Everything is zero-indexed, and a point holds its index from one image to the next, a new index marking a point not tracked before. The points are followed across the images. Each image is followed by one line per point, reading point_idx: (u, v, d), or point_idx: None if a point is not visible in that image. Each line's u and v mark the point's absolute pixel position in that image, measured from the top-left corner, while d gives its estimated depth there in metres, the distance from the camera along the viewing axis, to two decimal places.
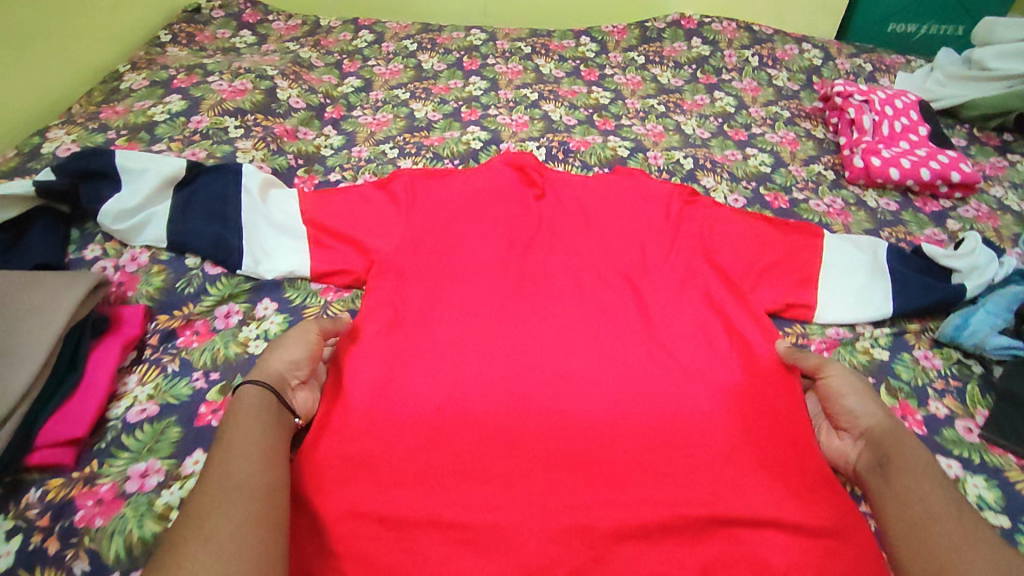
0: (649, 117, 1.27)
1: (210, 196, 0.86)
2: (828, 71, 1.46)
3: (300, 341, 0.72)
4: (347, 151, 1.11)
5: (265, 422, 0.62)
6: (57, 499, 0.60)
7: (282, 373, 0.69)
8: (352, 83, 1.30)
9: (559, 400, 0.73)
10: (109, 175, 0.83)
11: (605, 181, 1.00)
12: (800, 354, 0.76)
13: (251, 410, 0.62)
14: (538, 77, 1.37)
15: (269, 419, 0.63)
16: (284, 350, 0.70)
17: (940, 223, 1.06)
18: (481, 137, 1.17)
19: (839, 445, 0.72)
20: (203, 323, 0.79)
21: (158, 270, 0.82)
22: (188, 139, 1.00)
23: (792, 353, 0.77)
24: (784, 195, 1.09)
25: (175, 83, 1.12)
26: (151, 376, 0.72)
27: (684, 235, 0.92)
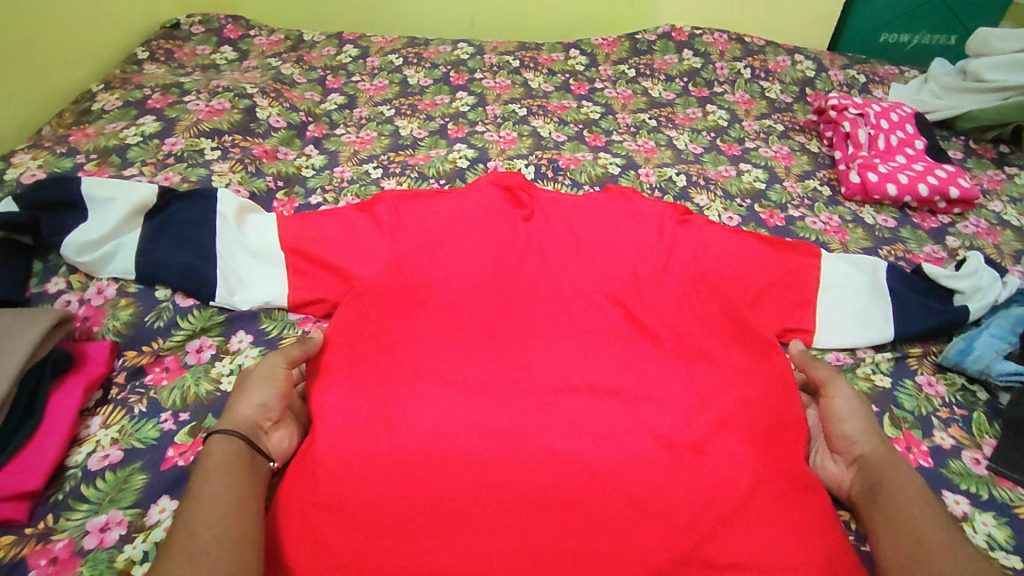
0: (640, 133, 1.24)
1: (182, 223, 0.83)
2: (821, 83, 1.44)
3: (269, 377, 0.69)
4: (329, 171, 1.07)
5: (238, 465, 0.60)
6: (8, 559, 0.56)
7: (254, 418, 0.66)
8: (335, 100, 1.27)
9: (549, 435, 0.69)
10: (74, 204, 0.80)
11: (596, 200, 0.97)
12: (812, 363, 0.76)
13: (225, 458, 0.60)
14: (526, 92, 1.34)
15: (243, 466, 0.60)
16: (252, 393, 0.67)
17: (939, 240, 1.03)
18: (468, 155, 1.14)
19: (834, 471, 0.69)
20: (174, 359, 0.75)
21: (126, 303, 0.78)
22: (161, 162, 0.96)
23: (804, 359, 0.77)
24: (779, 213, 1.07)
25: (150, 104, 1.08)
26: (116, 419, 0.68)
27: (678, 256, 0.89)
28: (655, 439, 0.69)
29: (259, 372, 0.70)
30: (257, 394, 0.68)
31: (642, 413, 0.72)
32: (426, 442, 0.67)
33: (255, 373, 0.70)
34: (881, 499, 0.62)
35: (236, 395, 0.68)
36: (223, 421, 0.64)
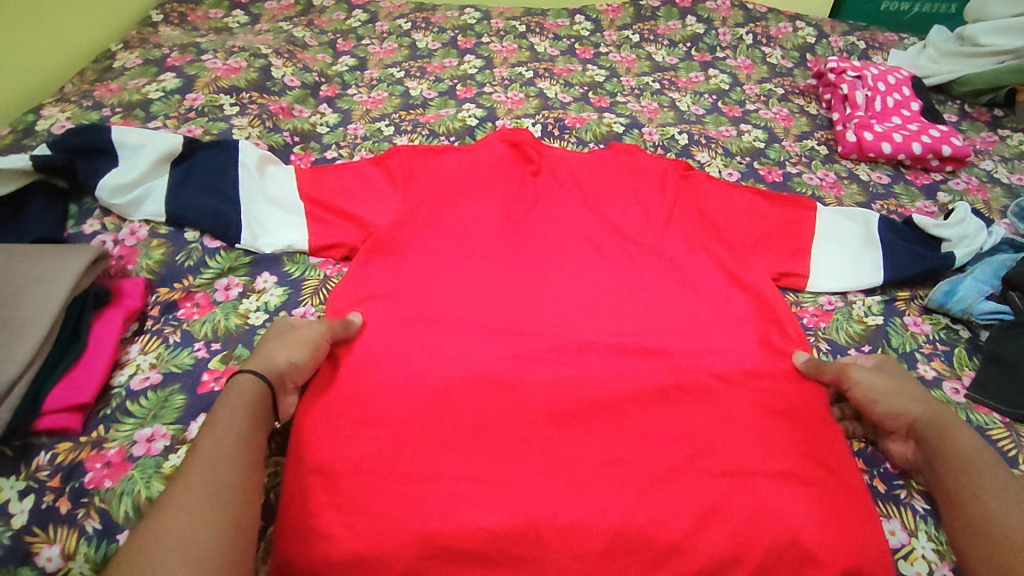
0: (644, 95, 1.27)
1: (207, 171, 0.87)
2: (821, 49, 1.47)
3: (306, 344, 0.69)
4: (343, 128, 1.11)
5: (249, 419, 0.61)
6: (67, 462, 0.62)
7: (283, 373, 0.67)
8: (346, 62, 1.30)
9: (558, 364, 0.74)
10: (107, 150, 0.84)
11: (601, 158, 1.01)
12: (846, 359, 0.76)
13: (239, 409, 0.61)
14: (533, 56, 1.37)
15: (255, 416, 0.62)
16: (289, 350, 0.68)
17: (931, 196, 1.07)
18: (476, 114, 1.17)
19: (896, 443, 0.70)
20: (204, 296, 0.79)
21: (157, 243, 0.82)
22: (183, 117, 1.00)
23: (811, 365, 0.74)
24: (777, 169, 1.11)
25: (169, 62, 1.11)
26: (153, 346, 0.73)
27: (680, 208, 0.93)
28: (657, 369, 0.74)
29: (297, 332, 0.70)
30: (290, 352, 0.68)
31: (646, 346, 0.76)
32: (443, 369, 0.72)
33: (293, 330, 0.71)
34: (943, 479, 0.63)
35: (272, 345, 0.68)
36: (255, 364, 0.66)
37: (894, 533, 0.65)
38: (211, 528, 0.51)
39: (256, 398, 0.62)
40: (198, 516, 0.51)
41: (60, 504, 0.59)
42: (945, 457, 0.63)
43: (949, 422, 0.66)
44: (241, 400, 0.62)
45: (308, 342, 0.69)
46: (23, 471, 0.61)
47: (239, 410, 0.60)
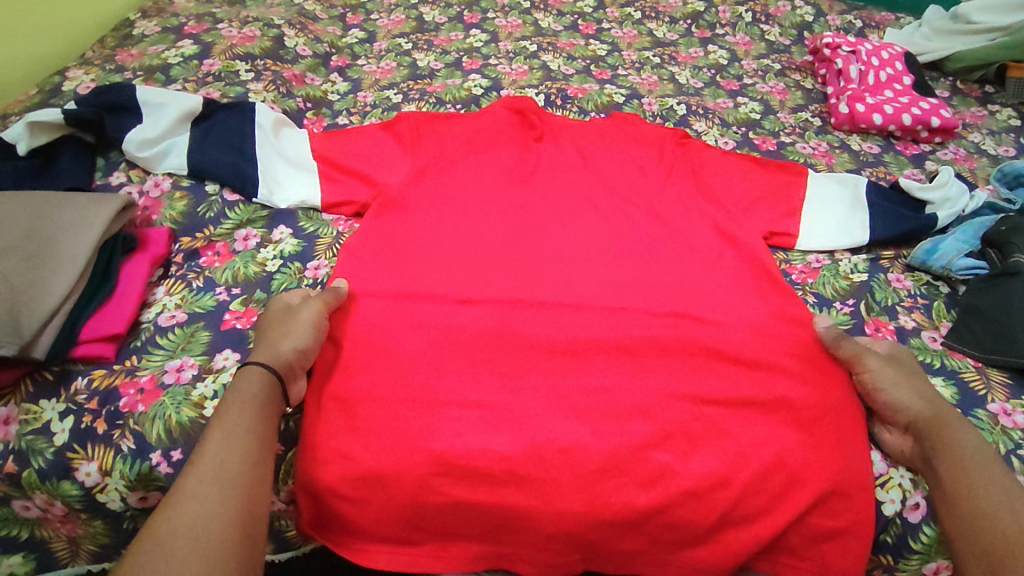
0: (644, 68, 1.31)
1: (225, 130, 0.91)
2: (819, 27, 1.50)
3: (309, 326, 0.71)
4: (353, 95, 1.15)
5: (258, 407, 0.63)
6: (102, 387, 0.68)
7: (289, 361, 0.68)
8: (356, 35, 1.34)
9: (559, 307, 0.79)
10: (131, 108, 0.90)
11: (602, 126, 1.04)
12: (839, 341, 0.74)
13: (247, 400, 0.63)
14: (536, 30, 1.41)
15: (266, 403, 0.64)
16: (293, 335, 0.70)
17: (919, 165, 1.11)
18: (482, 84, 1.21)
19: (886, 436, 0.71)
20: (224, 245, 0.84)
21: (180, 196, 0.87)
22: (202, 81, 1.05)
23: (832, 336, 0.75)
24: (772, 139, 1.15)
25: (186, 30, 1.16)
26: (177, 289, 0.78)
27: (677, 172, 0.97)
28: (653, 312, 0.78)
29: (297, 314, 0.71)
30: (291, 338, 0.69)
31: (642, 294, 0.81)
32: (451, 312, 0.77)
33: (294, 312, 0.72)
34: (938, 474, 0.65)
35: (274, 332, 0.69)
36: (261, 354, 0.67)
37: (878, 462, 0.71)
38: (212, 520, 0.54)
39: (263, 390, 0.64)
40: (201, 500, 0.55)
41: (97, 425, 0.66)
42: (945, 455, 0.65)
43: (950, 421, 0.67)
44: (246, 391, 0.64)
45: (306, 325, 0.70)
46: (63, 394, 0.67)
47: (243, 402, 0.63)
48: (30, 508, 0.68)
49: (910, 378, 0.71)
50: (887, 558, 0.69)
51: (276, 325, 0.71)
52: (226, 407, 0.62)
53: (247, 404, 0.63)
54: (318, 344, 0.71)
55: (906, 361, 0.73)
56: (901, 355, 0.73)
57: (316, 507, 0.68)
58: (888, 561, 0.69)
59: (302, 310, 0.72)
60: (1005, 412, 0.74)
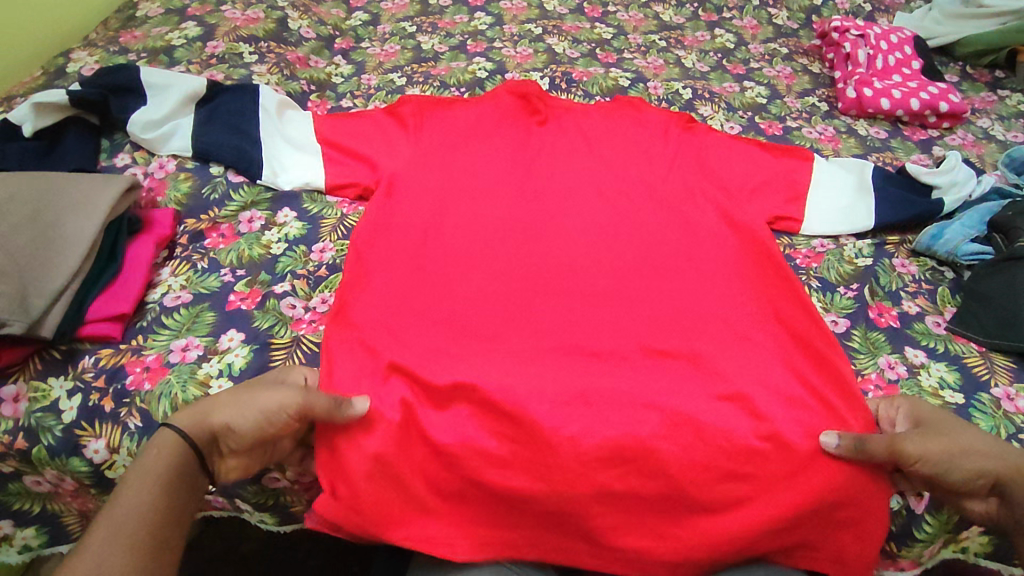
0: (650, 52, 1.30)
1: (229, 112, 0.91)
2: (828, 11, 1.48)
3: (258, 409, 0.61)
4: (357, 79, 1.15)
5: (159, 483, 0.57)
6: (109, 366, 0.69)
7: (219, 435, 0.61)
8: (360, 17, 1.33)
9: (561, 290, 0.79)
10: (135, 89, 0.90)
11: (606, 110, 1.04)
12: (863, 443, 0.64)
13: (147, 475, 0.57)
14: (541, 14, 1.40)
15: (170, 480, 0.58)
16: (235, 410, 0.62)
17: (926, 150, 1.10)
18: (486, 68, 1.21)
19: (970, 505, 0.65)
20: (229, 227, 0.84)
21: (185, 177, 0.87)
22: (205, 63, 1.04)
23: (850, 446, 0.65)
24: (778, 124, 1.14)
25: (190, 12, 1.15)
26: (183, 270, 0.78)
27: (681, 156, 0.96)
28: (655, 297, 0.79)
29: (265, 390, 0.63)
30: (237, 408, 0.62)
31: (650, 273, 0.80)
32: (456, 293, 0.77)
33: (265, 385, 0.64)
34: None
35: (226, 396, 0.63)
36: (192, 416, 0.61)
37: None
38: None
39: (170, 464, 0.59)
40: None
41: (104, 403, 0.67)
42: None
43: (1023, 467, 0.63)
44: (157, 462, 0.59)
45: (263, 404, 0.62)
46: (70, 372, 0.68)
47: (149, 476, 0.57)
48: (40, 484, 0.70)
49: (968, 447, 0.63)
50: (892, 545, 0.70)
51: (236, 391, 0.63)
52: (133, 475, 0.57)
53: (153, 479, 0.57)
54: (260, 433, 0.62)
55: (933, 419, 0.67)
56: (926, 417, 0.67)
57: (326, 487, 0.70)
58: (892, 548, 0.70)
59: (273, 387, 0.64)
60: (1009, 396, 0.74)
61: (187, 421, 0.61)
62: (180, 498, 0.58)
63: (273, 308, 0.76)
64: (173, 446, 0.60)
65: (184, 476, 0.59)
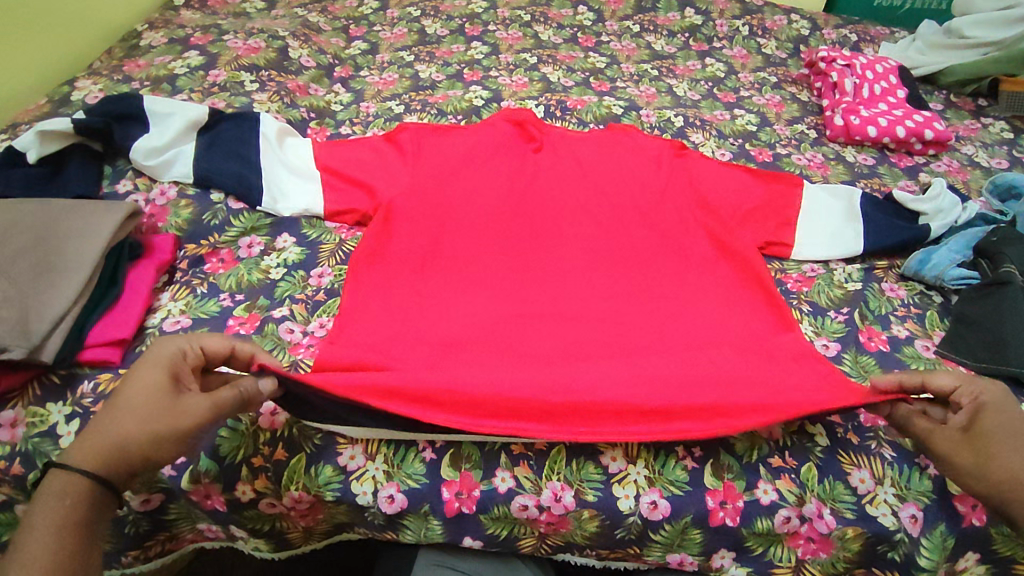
0: (643, 80, 1.33)
1: (231, 139, 0.93)
2: (814, 41, 1.53)
3: (172, 415, 0.57)
4: (356, 106, 1.17)
5: (61, 522, 0.53)
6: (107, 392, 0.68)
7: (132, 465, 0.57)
8: (359, 46, 1.36)
9: (559, 312, 0.80)
10: (139, 116, 0.91)
11: (600, 137, 1.07)
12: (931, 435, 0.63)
13: (47, 512, 0.53)
14: (537, 43, 1.44)
15: (77, 519, 0.54)
16: (150, 412, 0.57)
17: (912, 177, 1.13)
18: (483, 96, 1.23)
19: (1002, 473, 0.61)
20: (228, 252, 0.85)
21: (186, 204, 0.88)
22: (207, 91, 1.06)
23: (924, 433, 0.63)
24: (768, 150, 1.16)
25: (193, 41, 1.17)
26: (182, 295, 0.79)
27: (674, 183, 0.99)
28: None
29: (179, 404, 0.58)
30: (150, 420, 0.56)
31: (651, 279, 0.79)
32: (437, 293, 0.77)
33: (170, 398, 0.58)
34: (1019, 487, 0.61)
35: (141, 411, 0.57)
36: (100, 431, 0.56)
37: (863, 481, 0.67)
38: None
39: (72, 503, 0.54)
40: None
41: None
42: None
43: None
44: (57, 505, 0.54)
45: (176, 414, 0.57)
46: (69, 398, 0.68)
47: (48, 526, 0.53)
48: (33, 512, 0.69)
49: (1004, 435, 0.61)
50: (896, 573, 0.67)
51: (129, 395, 0.57)
52: (33, 518, 0.53)
53: (62, 529, 0.53)
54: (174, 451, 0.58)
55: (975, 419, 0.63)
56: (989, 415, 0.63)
57: (327, 514, 0.70)
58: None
59: (181, 399, 0.58)
60: None
61: (86, 459, 0.56)
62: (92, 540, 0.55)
63: (272, 332, 0.77)
64: (70, 479, 0.55)
65: (89, 510, 0.55)
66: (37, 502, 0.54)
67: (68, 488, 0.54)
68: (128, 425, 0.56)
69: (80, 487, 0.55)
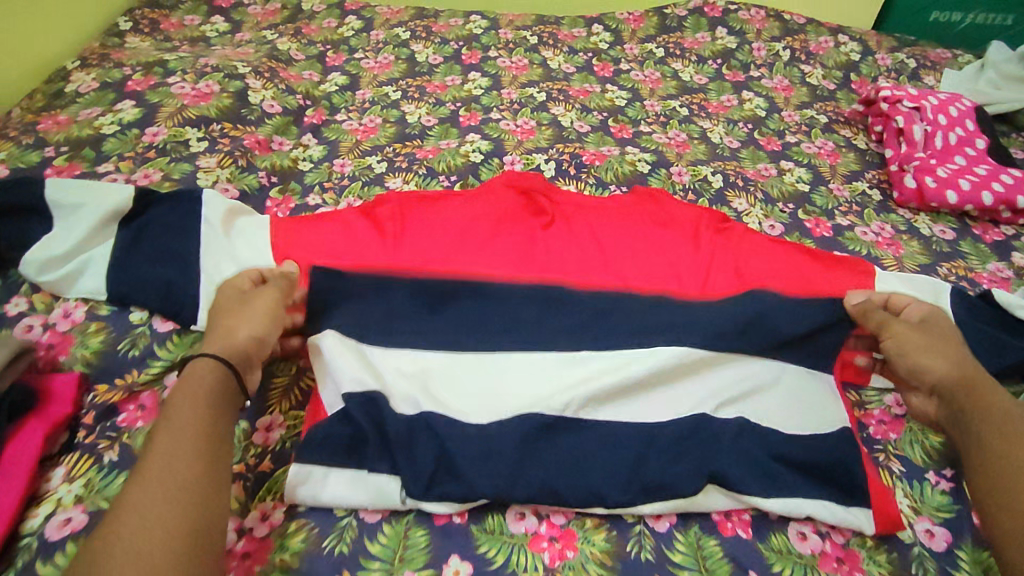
0: (671, 123, 1.13)
1: (161, 232, 0.73)
2: (867, 68, 1.31)
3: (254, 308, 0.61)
4: (328, 164, 0.97)
5: (201, 410, 0.52)
6: None
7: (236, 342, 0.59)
8: (336, 80, 1.16)
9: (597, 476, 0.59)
10: (38, 210, 0.72)
11: (623, 205, 0.88)
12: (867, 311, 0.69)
13: (188, 405, 0.53)
14: (545, 73, 1.23)
15: (212, 398, 0.54)
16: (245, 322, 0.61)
17: (1004, 256, 0.93)
18: (481, 148, 1.03)
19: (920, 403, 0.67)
20: (151, 396, 0.64)
21: (96, 328, 0.69)
22: (140, 157, 0.86)
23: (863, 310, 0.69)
24: (826, 220, 0.96)
25: (130, 86, 0.96)
26: (81, 470, 0.58)
27: (719, 271, 0.81)
28: (696, 468, 0.59)
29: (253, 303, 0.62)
30: (235, 336, 0.59)
31: (704, 453, 0.60)
32: (424, 477, 0.58)
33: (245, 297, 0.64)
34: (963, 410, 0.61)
35: (226, 319, 0.60)
36: (210, 346, 0.58)
37: None
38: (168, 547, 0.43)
39: (210, 385, 0.54)
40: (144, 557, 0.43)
41: None
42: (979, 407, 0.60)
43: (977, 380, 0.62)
44: (197, 388, 0.54)
45: (249, 324, 0.60)
46: None
47: (191, 399, 0.53)
48: None
49: (936, 346, 0.65)
50: None
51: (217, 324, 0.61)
52: (170, 419, 0.51)
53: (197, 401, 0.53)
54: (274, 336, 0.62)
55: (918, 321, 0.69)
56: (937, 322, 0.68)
57: None
58: None
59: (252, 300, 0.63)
60: None
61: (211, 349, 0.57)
62: (217, 403, 0.54)
63: None
64: (207, 365, 0.55)
65: (222, 392, 0.55)
66: (174, 396, 0.53)
67: (201, 373, 0.55)
68: (225, 331, 0.59)
69: (220, 371, 0.56)
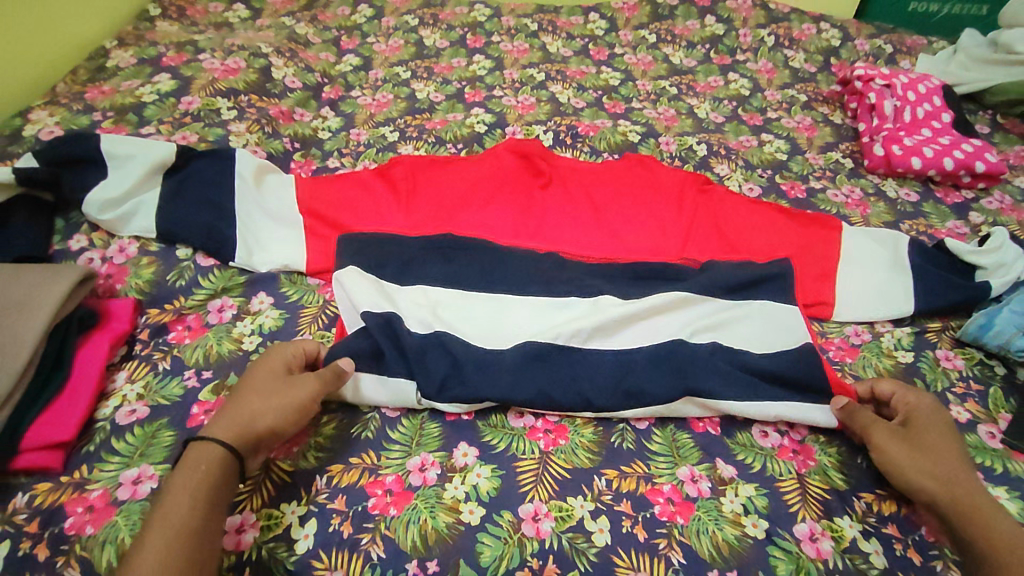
0: (661, 100, 1.22)
1: (202, 183, 0.83)
2: (847, 53, 1.40)
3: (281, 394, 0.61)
4: (345, 133, 1.06)
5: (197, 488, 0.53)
6: (46, 505, 0.58)
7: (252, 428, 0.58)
8: (350, 61, 1.25)
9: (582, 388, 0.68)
10: (95, 160, 0.81)
11: (614, 168, 0.97)
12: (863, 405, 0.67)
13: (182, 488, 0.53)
14: (545, 56, 1.32)
15: (216, 485, 0.54)
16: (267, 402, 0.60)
17: (962, 216, 1.02)
18: (485, 121, 1.12)
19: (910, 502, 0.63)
20: (196, 319, 0.75)
21: (148, 262, 0.79)
22: (178, 122, 0.96)
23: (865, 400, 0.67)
24: (801, 184, 1.05)
25: (165, 61, 1.06)
26: (141, 374, 0.69)
27: (699, 227, 0.89)
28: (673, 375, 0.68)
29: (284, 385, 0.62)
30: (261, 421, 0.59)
31: (679, 361, 0.69)
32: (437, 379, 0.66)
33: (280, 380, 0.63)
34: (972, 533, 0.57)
35: (251, 398, 0.60)
36: (219, 427, 0.58)
37: None
38: None
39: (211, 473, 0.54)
40: None
41: (37, 551, 0.56)
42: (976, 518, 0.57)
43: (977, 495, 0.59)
44: (196, 473, 0.54)
45: (279, 406, 0.60)
46: None
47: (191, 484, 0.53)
48: None
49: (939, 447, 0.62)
50: None
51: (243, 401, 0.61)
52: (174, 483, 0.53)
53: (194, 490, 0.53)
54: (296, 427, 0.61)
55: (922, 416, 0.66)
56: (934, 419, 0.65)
57: None
58: None
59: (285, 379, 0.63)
60: None
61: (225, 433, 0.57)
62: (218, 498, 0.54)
63: None
64: (213, 449, 0.56)
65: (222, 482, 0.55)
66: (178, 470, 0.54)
67: (209, 454, 0.55)
68: (245, 409, 0.59)
69: (224, 457, 0.56)
